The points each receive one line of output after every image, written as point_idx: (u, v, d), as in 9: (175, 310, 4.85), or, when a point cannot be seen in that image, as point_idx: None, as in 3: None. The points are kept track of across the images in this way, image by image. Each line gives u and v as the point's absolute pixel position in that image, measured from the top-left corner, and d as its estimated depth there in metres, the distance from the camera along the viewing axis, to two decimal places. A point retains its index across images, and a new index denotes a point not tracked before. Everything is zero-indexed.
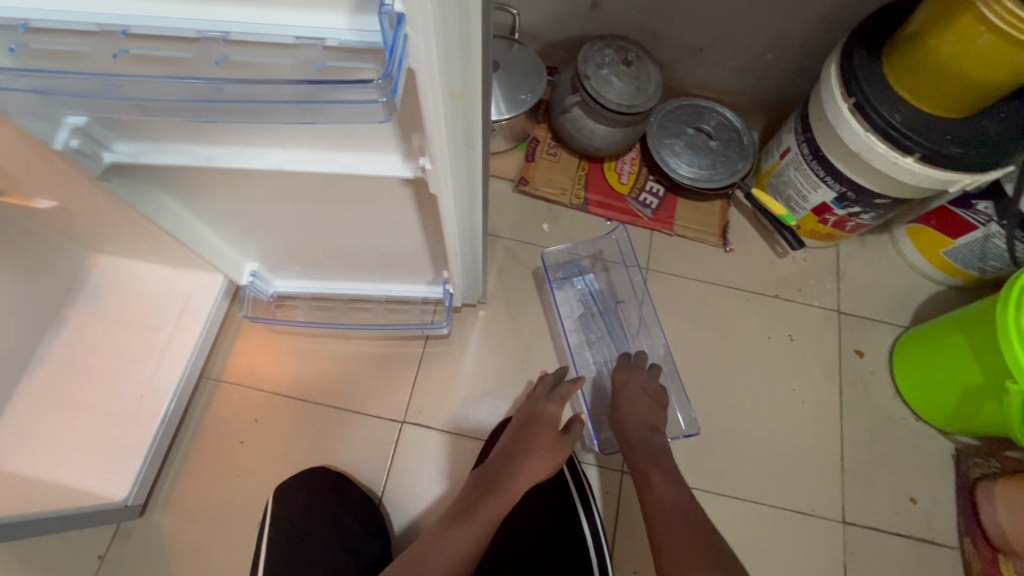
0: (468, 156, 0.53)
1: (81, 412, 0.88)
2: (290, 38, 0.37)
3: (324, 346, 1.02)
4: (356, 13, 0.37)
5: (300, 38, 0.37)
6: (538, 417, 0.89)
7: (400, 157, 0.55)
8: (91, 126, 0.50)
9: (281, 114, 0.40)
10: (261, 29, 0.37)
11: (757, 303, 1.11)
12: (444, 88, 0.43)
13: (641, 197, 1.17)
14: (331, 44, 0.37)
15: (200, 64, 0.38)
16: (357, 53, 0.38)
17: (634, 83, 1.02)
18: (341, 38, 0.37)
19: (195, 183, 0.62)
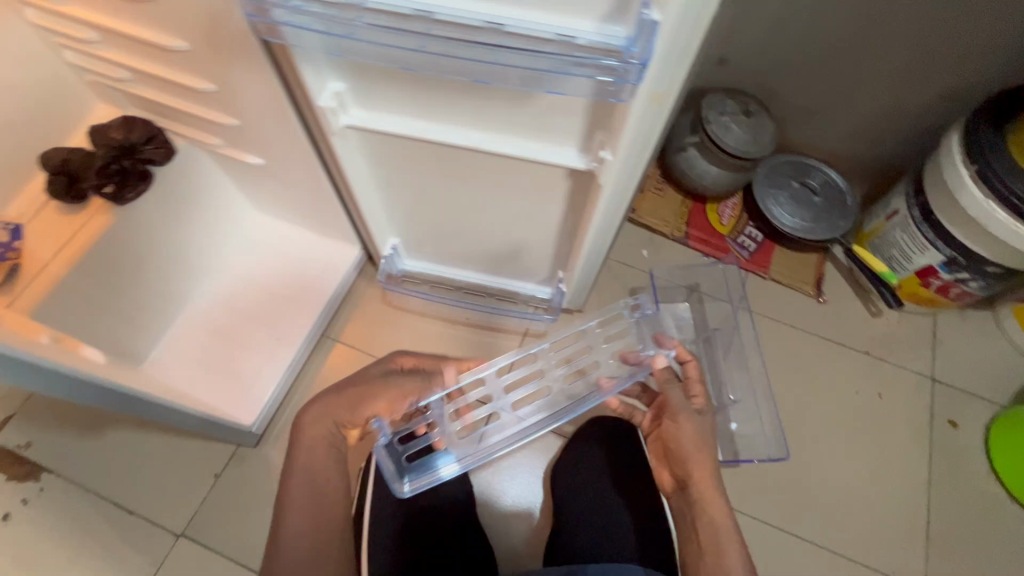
0: (640, 155, 0.62)
1: (225, 344, 1.00)
2: (552, 33, 0.47)
3: (431, 327, 1.12)
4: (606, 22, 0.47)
5: (561, 35, 0.47)
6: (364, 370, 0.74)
7: (578, 151, 0.65)
8: (346, 93, 0.64)
9: (514, 79, 0.52)
10: (534, 24, 0.49)
11: (848, 356, 1.13)
12: (649, 90, 0.52)
13: (739, 240, 1.23)
14: (581, 42, 0.47)
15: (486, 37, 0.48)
16: (597, 49, 0.48)
17: (752, 132, 1.11)
18: (590, 38, 0.48)
19: (392, 153, 0.74)
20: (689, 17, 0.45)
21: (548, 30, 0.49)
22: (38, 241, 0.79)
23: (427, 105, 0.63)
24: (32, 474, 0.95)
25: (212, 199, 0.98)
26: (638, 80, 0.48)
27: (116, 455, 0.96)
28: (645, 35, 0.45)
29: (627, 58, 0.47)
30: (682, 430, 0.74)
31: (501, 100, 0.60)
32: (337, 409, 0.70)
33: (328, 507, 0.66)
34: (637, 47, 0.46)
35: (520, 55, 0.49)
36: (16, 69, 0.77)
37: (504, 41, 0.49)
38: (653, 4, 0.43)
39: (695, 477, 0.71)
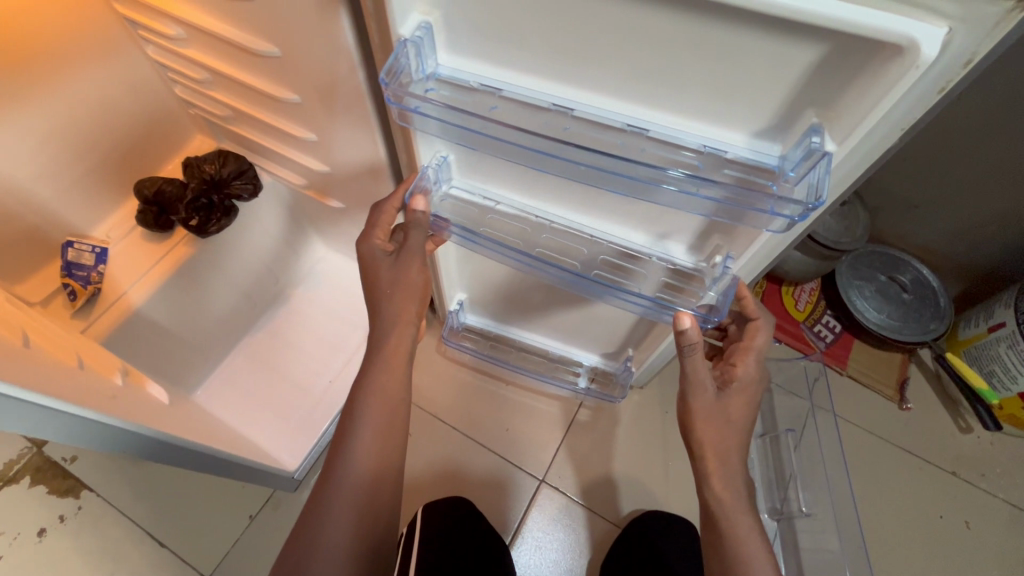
0: (753, 261, 0.59)
1: (277, 381, 0.96)
2: (698, 145, 0.46)
3: (486, 384, 1.08)
4: (758, 140, 0.45)
5: (708, 148, 0.46)
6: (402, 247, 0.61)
7: (686, 249, 0.61)
8: (453, 165, 0.62)
9: (658, 195, 0.47)
10: (677, 134, 0.47)
11: (931, 474, 1.03)
12: None
13: (816, 328, 1.16)
14: (729, 156, 0.46)
15: (628, 149, 0.47)
16: (748, 167, 0.45)
17: (843, 222, 1.05)
18: (738, 154, 0.46)
19: None
20: (862, 148, 0.41)
21: (693, 140, 0.47)
22: (120, 265, 0.83)
23: (536, 187, 0.60)
24: (73, 490, 0.94)
25: (286, 232, 0.98)
26: (800, 217, 0.43)
27: (157, 481, 0.95)
28: (810, 163, 0.41)
29: (784, 182, 0.44)
30: (694, 408, 0.58)
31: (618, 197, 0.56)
32: (383, 419, 0.61)
33: (372, 530, 0.57)
34: (797, 171, 0.43)
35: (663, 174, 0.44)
36: (129, 98, 0.79)
37: (644, 146, 0.47)
38: (825, 131, 0.40)
39: (706, 467, 0.59)
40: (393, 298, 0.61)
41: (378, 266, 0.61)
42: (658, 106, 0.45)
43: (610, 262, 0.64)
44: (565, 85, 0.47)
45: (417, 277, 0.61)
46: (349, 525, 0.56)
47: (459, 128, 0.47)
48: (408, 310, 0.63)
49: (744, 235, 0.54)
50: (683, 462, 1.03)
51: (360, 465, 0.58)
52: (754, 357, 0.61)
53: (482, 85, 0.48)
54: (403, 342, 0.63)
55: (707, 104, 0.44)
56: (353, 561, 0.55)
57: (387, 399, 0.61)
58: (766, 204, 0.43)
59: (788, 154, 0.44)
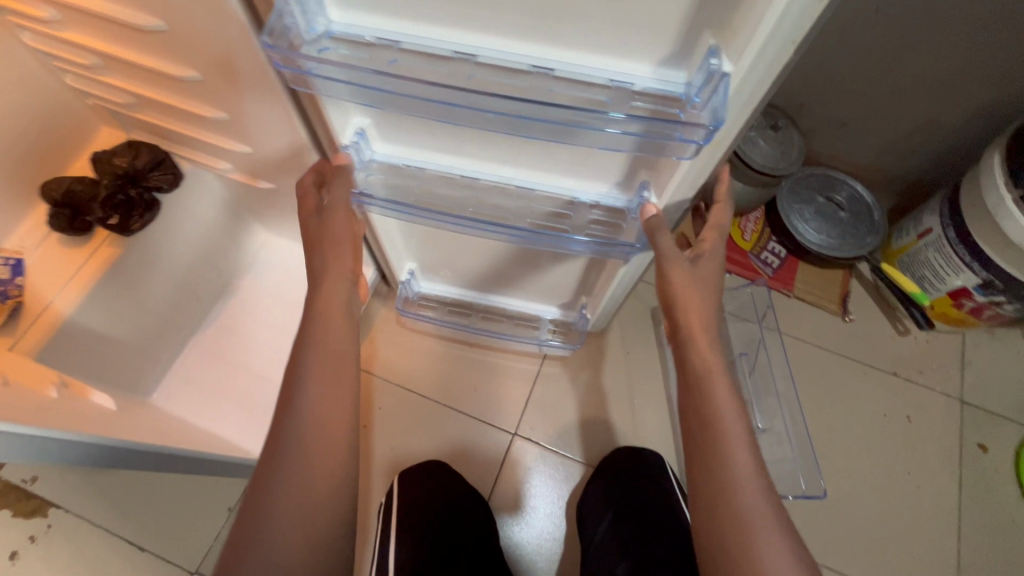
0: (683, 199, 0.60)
1: (236, 375, 0.94)
2: (605, 79, 0.46)
3: (449, 350, 1.09)
4: (662, 68, 0.45)
5: (615, 81, 0.46)
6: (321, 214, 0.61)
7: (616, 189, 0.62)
8: (371, 129, 0.60)
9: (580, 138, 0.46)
10: (583, 71, 0.46)
11: (874, 377, 1.10)
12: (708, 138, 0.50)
13: (763, 255, 1.19)
14: (636, 88, 0.46)
15: (533, 90, 0.46)
16: (656, 98, 0.46)
17: (779, 147, 1.07)
18: (646, 85, 0.46)
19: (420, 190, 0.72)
20: (761, 69, 0.42)
21: (599, 76, 0.46)
22: (40, 275, 0.79)
23: (458, 143, 0.59)
24: (40, 510, 0.91)
25: (217, 218, 0.93)
26: (705, 140, 0.44)
27: (127, 489, 0.94)
28: (712, 86, 0.42)
29: (690, 109, 0.45)
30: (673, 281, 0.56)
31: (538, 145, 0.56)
32: (328, 348, 0.57)
33: (325, 487, 0.51)
34: (702, 96, 0.43)
35: (573, 113, 0.44)
36: (15, 94, 0.73)
37: (552, 86, 0.46)
38: (722, 52, 0.41)
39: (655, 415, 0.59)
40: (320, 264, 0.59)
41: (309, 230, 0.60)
42: (560, 43, 0.44)
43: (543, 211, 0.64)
44: (463, 28, 0.45)
45: (343, 229, 0.59)
46: (297, 481, 0.50)
47: (363, 87, 0.46)
48: (335, 269, 0.59)
49: (667, 170, 0.54)
50: (648, 398, 1.07)
51: (310, 392, 0.54)
52: (718, 235, 0.60)
53: (378, 38, 0.46)
54: (335, 293, 0.59)
55: (607, 35, 0.43)
56: (319, 477, 0.51)
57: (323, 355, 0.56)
58: (674, 133, 0.44)
59: (692, 79, 0.44)
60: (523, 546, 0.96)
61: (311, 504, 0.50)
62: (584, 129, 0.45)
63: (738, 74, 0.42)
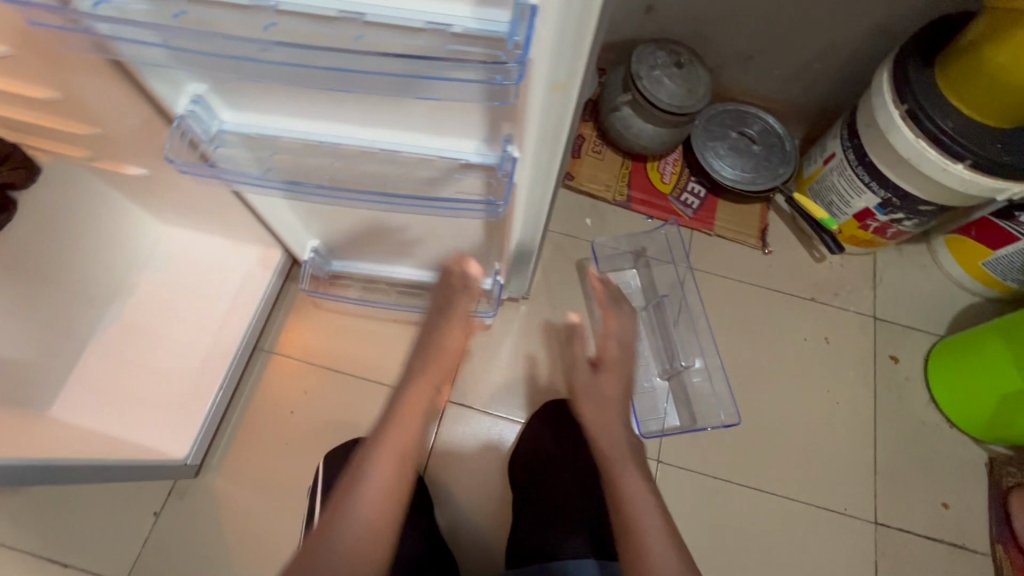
0: (551, 148, 0.57)
1: (142, 376, 0.91)
2: (421, 22, 0.40)
3: (374, 326, 1.06)
4: (481, 5, 0.39)
5: (431, 23, 0.40)
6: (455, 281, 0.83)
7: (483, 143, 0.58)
8: (211, 98, 0.55)
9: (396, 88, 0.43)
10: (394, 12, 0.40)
11: (793, 304, 1.14)
12: (548, 82, 0.47)
13: (683, 197, 1.20)
14: (455, 30, 0.40)
15: (337, 40, 0.41)
16: (478, 40, 0.41)
17: (685, 84, 1.05)
18: (466, 25, 0.40)
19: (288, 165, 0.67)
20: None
21: (411, 17, 0.40)
22: None
23: (307, 105, 0.55)
24: None
25: (100, 216, 0.88)
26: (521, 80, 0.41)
27: (43, 506, 0.90)
28: (524, 21, 0.38)
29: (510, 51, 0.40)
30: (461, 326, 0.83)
31: (386, 100, 0.52)
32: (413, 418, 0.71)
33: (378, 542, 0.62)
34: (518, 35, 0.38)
35: (380, 62, 0.41)
36: None
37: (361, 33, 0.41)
38: None
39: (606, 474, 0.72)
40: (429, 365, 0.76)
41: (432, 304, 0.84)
42: None
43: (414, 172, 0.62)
44: None
45: (456, 344, 0.79)
46: (354, 532, 0.61)
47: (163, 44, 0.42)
48: (436, 369, 0.76)
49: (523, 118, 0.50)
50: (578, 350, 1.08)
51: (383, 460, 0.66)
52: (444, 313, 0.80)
53: None
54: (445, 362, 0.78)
55: None
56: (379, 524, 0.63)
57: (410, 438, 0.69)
58: (489, 77, 0.41)
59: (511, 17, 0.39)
60: (463, 508, 0.97)
61: (366, 553, 0.61)
62: (399, 80, 0.42)
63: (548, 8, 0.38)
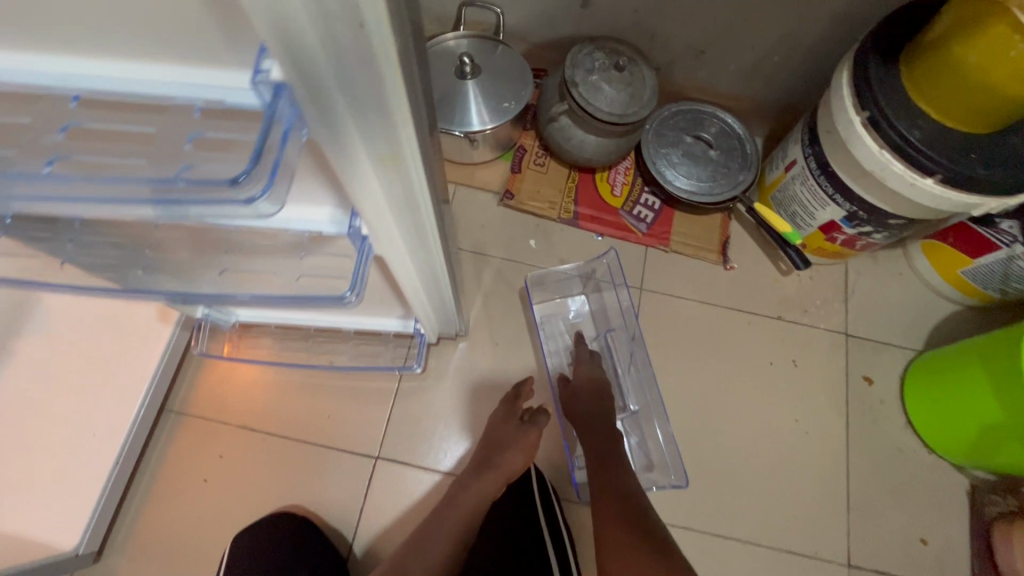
0: (419, 218, 0.46)
1: (20, 459, 0.80)
2: (162, 96, 0.29)
3: (293, 377, 0.96)
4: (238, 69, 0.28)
5: (175, 97, 0.29)
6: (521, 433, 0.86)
7: (337, 211, 0.46)
8: None
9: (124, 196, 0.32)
10: (121, 85, 0.29)
11: (758, 324, 1.04)
12: (370, 155, 0.35)
13: (635, 211, 1.09)
14: (212, 106, 0.29)
15: (38, 134, 0.31)
16: (241, 118, 0.30)
17: (627, 90, 0.94)
18: (225, 98, 0.29)
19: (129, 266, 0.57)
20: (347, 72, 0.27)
21: (151, 92, 0.29)
22: None
23: None
24: None
25: None
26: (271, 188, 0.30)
27: None
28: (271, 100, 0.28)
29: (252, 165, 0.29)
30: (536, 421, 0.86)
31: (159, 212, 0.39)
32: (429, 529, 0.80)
33: None
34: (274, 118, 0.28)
35: (84, 180, 0.30)
36: None
37: (72, 121, 0.30)
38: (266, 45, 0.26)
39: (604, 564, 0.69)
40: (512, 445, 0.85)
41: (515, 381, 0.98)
42: (71, 47, 0.28)
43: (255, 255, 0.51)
44: None
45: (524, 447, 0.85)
46: None
47: None
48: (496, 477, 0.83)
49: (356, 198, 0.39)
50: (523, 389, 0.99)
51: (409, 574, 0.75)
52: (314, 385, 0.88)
53: None
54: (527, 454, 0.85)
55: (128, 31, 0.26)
56: None
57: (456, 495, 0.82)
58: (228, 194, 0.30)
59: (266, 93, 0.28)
60: None
61: None
62: (126, 190, 0.31)
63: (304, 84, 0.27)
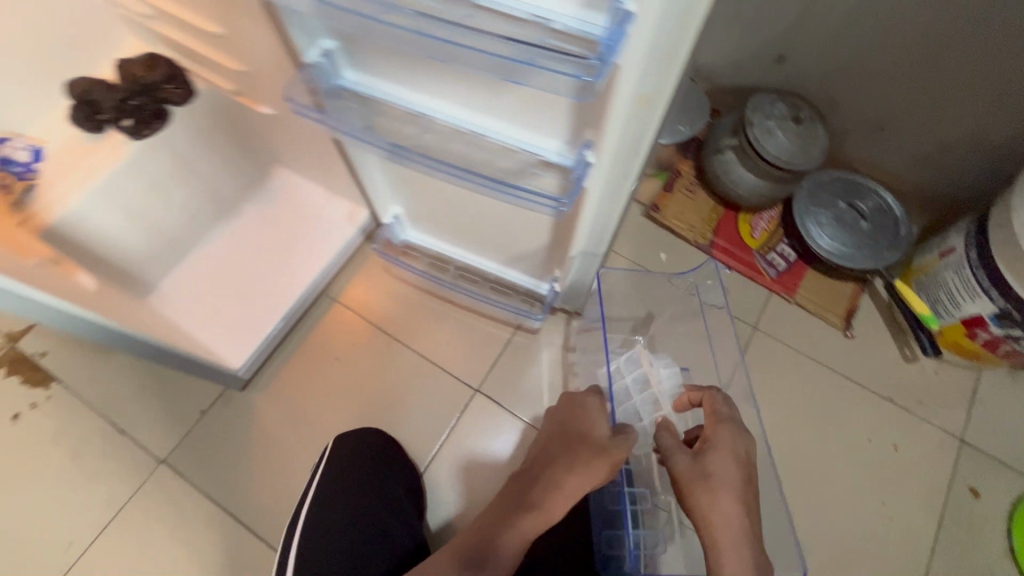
0: (629, 162, 0.58)
1: (225, 288, 1.02)
2: (528, 14, 0.43)
3: (427, 302, 1.10)
4: (587, 8, 0.42)
5: (535, 16, 0.43)
6: (578, 443, 0.74)
7: (563, 145, 0.60)
8: (337, 53, 0.62)
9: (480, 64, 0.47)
10: (506, 2, 0.44)
11: (866, 398, 1.03)
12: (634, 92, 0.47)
13: (769, 256, 1.14)
14: (557, 27, 0.43)
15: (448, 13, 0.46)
16: (574, 39, 0.43)
17: (799, 141, 1.01)
18: (566, 24, 0.43)
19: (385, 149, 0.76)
20: (672, 16, 0.39)
21: (520, 8, 0.44)
22: (56, 162, 0.83)
23: (414, 78, 0.60)
24: (45, 381, 1.02)
25: (226, 145, 0.98)
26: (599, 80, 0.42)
27: (117, 377, 1.02)
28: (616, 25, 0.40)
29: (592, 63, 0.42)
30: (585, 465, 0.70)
31: (470, 86, 0.57)
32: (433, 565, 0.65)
33: None
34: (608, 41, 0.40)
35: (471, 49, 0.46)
36: None
37: (470, 14, 0.46)
38: None
39: None
40: (591, 453, 0.72)
41: (587, 403, 0.80)
42: None
43: (492, 155, 0.63)
44: None
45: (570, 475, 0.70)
46: None
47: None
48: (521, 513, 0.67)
49: (597, 127, 0.52)
50: None
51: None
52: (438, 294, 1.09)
53: None
54: (585, 479, 0.70)
55: None
56: None
57: (517, 492, 0.71)
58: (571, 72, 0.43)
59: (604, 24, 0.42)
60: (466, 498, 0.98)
61: None
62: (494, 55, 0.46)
63: (646, 20, 0.39)
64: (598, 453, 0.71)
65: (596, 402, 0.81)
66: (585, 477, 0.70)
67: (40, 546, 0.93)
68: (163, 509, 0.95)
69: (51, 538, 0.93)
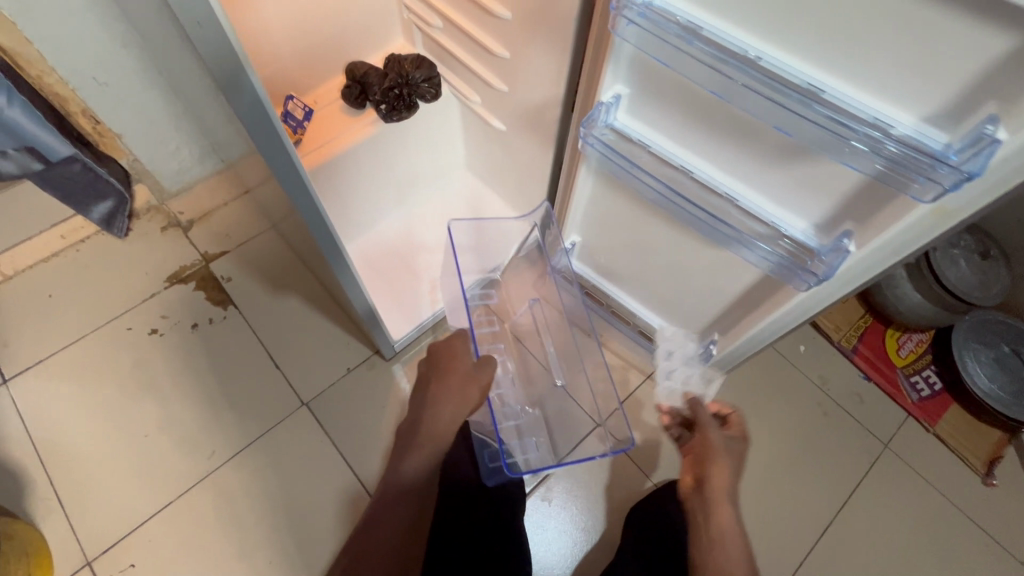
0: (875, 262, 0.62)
1: (400, 265, 1.10)
2: (870, 116, 0.49)
3: None
4: (928, 123, 0.47)
5: (877, 119, 0.49)
6: (444, 366, 0.84)
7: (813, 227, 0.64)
8: (624, 98, 0.69)
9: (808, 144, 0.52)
10: (852, 102, 0.50)
11: (994, 552, 1.00)
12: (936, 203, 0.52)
13: (913, 378, 1.12)
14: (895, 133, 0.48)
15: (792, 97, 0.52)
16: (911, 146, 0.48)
17: (982, 276, 1.01)
18: (903, 131, 0.48)
19: (611, 181, 0.83)
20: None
21: (864, 111, 0.49)
22: (319, 125, 0.96)
23: (691, 136, 0.66)
24: (223, 303, 1.14)
25: (441, 142, 1.09)
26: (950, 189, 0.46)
27: (285, 318, 1.13)
28: (975, 149, 0.45)
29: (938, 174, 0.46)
30: (452, 385, 0.81)
31: (752, 156, 0.62)
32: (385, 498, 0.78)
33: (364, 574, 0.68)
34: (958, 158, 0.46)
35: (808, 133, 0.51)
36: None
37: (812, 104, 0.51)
38: (1000, 122, 0.43)
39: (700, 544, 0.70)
40: (458, 386, 0.81)
41: (454, 341, 0.88)
42: (847, 74, 0.49)
43: (740, 218, 0.69)
44: (758, 34, 0.51)
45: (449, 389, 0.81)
46: None
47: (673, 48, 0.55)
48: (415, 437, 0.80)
49: (879, 221, 0.56)
50: None
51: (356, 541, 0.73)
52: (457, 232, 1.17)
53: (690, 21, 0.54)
54: (454, 399, 0.80)
55: (899, 82, 0.46)
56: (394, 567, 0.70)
57: (408, 440, 0.80)
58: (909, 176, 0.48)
59: (950, 142, 0.47)
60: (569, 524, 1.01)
61: None
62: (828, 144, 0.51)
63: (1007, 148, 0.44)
64: (467, 379, 0.82)
65: (462, 343, 0.88)
66: (457, 400, 0.79)
67: (184, 450, 1.01)
68: (295, 446, 1.02)
69: (197, 443, 1.02)
